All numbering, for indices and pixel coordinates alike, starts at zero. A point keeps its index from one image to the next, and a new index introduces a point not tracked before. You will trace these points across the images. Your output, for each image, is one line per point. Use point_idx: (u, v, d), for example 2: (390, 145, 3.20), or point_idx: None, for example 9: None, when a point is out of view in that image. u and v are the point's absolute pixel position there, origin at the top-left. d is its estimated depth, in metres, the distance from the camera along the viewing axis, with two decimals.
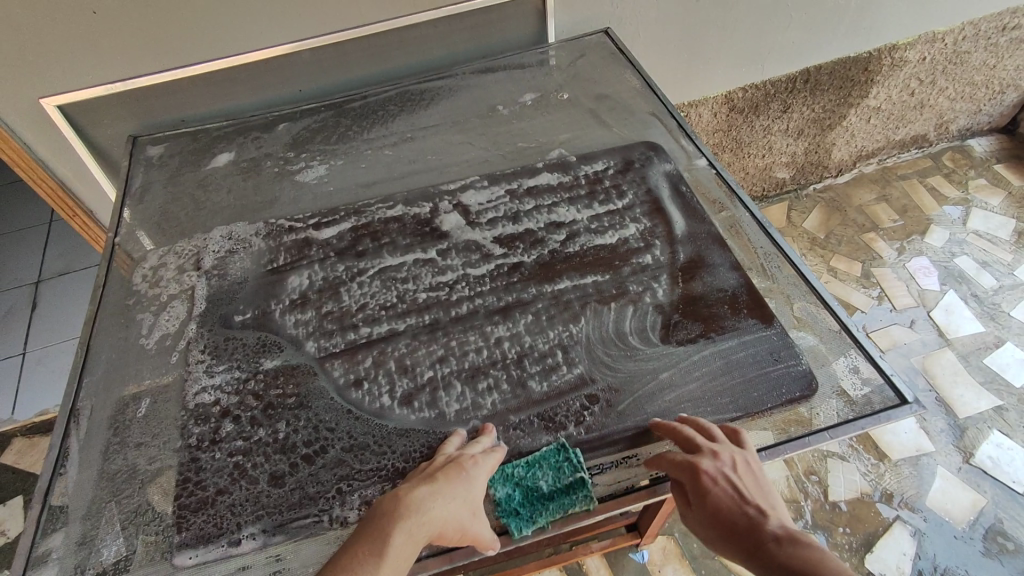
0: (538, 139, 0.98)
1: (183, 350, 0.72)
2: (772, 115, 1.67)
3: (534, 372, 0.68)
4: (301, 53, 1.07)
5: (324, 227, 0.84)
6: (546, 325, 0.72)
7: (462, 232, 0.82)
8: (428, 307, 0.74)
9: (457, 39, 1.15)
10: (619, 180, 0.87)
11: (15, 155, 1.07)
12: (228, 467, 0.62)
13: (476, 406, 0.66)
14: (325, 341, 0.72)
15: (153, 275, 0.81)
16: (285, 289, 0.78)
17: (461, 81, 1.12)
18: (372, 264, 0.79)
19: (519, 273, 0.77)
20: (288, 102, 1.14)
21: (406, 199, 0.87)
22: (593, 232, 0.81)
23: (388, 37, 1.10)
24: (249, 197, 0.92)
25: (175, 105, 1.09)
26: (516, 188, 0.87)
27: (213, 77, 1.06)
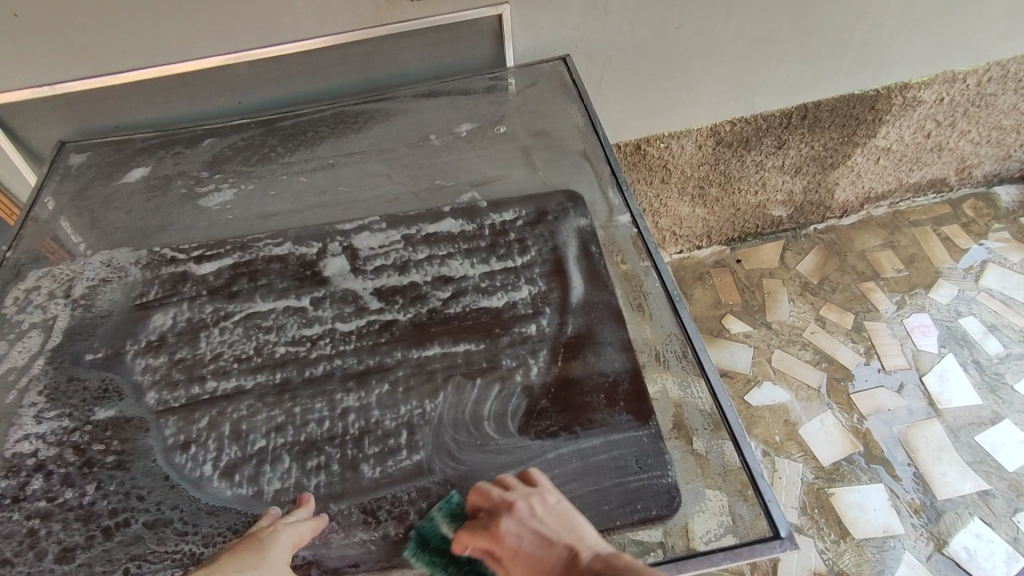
0: (458, 176, 0.90)
1: (22, 388, 0.68)
2: (765, 151, 1.55)
3: (371, 454, 0.62)
4: (235, 66, 1.02)
5: (205, 261, 0.79)
6: (400, 398, 0.66)
7: (343, 280, 0.76)
8: (282, 364, 0.69)
9: (403, 57, 1.08)
10: (527, 233, 0.80)
11: None
12: (22, 532, 0.58)
13: (300, 486, 0.61)
14: (167, 393, 0.68)
15: (23, 298, 0.77)
16: (145, 328, 0.73)
17: (400, 104, 1.05)
18: (240, 308, 0.74)
19: (389, 334, 0.71)
20: (224, 114, 1.10)
21: (296, 237, 0.81)
22: (481, 293, 0.74)
23: (328, 53, 1.05)
24: (147, 220, 0.88)
25: (106, 111, 1.05)
26: (413, 234, 0.80)
27: (141, 85, 1.02)
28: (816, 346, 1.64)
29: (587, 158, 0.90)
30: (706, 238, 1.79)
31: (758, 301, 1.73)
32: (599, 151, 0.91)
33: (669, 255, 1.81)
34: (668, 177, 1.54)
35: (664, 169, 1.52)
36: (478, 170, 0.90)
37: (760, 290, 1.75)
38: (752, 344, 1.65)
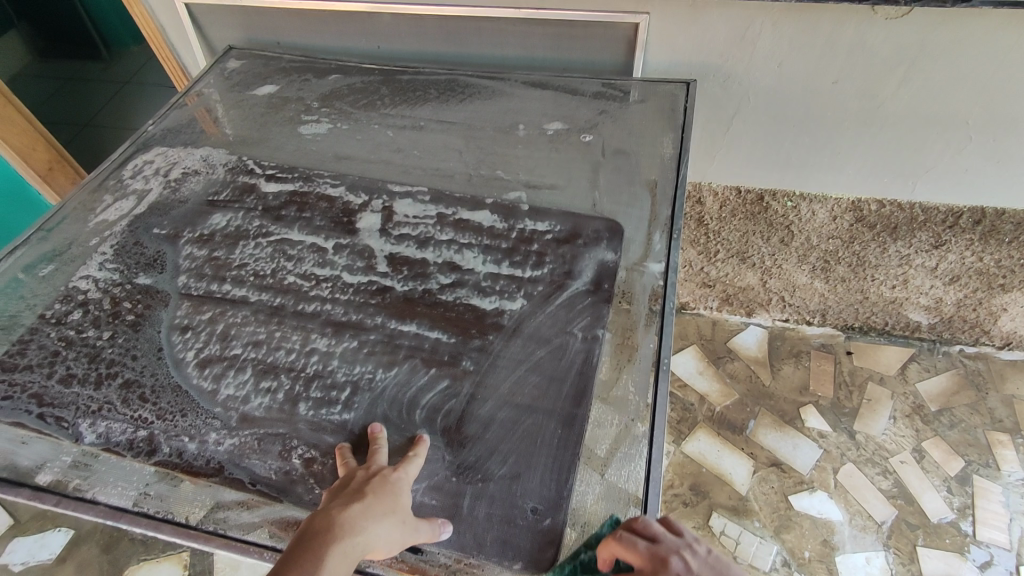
0: (521, 172, 0.90)
1: (103, 237, 0.83)
2: (917, 245, 1.33)
3: (312, 397, 0.66)
4: (382, 16, 1.11)
5: (273, 181, 0.89)
6: (361, 358, 0.69)
7: (369, 236, 0.81)
8: (285, 291, 0.76)
9: (532, 43, 1.10)
10: (550, 249, 0.78)
11: (150, 31, 1.26)
12: (48, 350, 0.71)
13: (246, 398, 0.66)
14: (194, 281, 0.78)
15: (140, 169, 0.94)
16: (205, 222, 0.84)
17: (510, 88, 1.07)
18: (277, 232, 0.82)
19: (381, 298, 0.75)
20: (365, 56, 1.19)
21: (352, 184, 0.87)
22: (478, 290, 0.75)
23: (464, 23, 1.09)
24: (255, 132, 0.99)
25: (272, 29, 1.20)
26: (448, 215, 0.83)
27: (304, 14, 1.15)
28: (899, 478, 1.40)
29: (652, 193, 0.86)
30: (820, 315, 1.59)
31: (852, 404, 1.52)
32: (669, 190, 0.86)
33: (771, 319, 1.64)
34: (791, 239, 1.40)
35: (787, 230, 1.37)
36: (542, 172, 0.90)
37: (859, 392, 1.53)
38: (823, 445, 1.46)
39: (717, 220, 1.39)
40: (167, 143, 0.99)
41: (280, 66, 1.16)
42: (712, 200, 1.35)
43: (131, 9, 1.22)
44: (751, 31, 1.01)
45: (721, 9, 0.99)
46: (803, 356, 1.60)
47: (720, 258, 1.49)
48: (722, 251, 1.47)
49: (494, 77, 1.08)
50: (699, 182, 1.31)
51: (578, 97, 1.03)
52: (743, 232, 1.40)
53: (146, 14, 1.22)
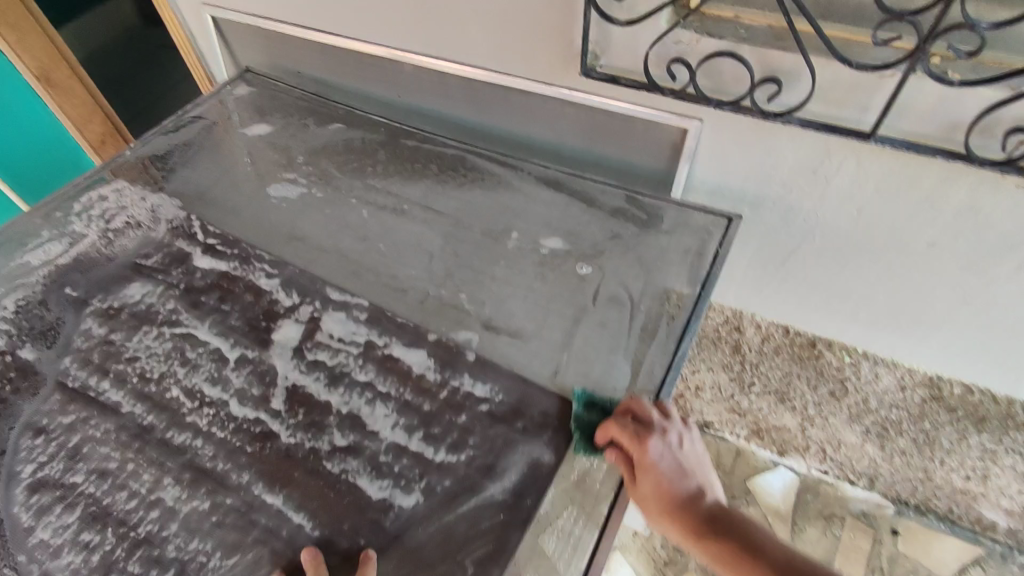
0: (488, 301, 0.74)
1: (14, 288, 0.75)
2: (1008, 445, 1.05)
3: (126, 573, 0.56)
4: (401, 66, 0.98)
5: (209, 255, 0.78)
6: (200, 530, 0.58)
7: (279, 354, 0.68)
8: (161, 408, 0.65)
9: (561, 126, 0.92)
10: (476, 425, 0.63)
11: (181, 39, 1.19)
12: None
13: (58, 551, 0.57)
14: (77, 368, 0.68)
15: (88, 203, 0.84)
16: (120, 292, 0.75)
17: (520, 180, 0.88)
18: (186, 323, 0.71)
19: (257, 448, 0.62)
20: (384, 104, 1.06)
21: (290, 279, 0.75)
22: (369, 468, 0.60)
23: (488, 91, 0.93)
24: (226, 183, 0.89)
25: (293, 56, 1.09)
26: (377, 347, 0.69)
27: (324, 48, 1.03)
28: None
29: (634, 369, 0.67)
30: (867, 477, 1.24)
31: None
32: (658, 370, 0.67)
33: (806, 465, 1.30)
34: (843, 394, 1.14)
35: (840, 383, 1.12)
36: (511, 306, 0.74)
37: None
38: None
39: (757, 352, 1.17)
40: (134, 175, 0.88)
41: (290, 95, 1.05)
42: (753, 331, 1.14)
43: (162, 15, 1.15)
44: (829, 164, 0.79)
45: (794, 133, 0.77)
46: (834, 521, 1.30)
47: (754, 390, 1.23)
48: (757, 385, 1.22)
49: (505, 157, 0.89)
50: (741, 309, 1.12)
51: (593, 209, 0.83)
52: (786, 372, 1.16)
53: (175, 20, 1.15)
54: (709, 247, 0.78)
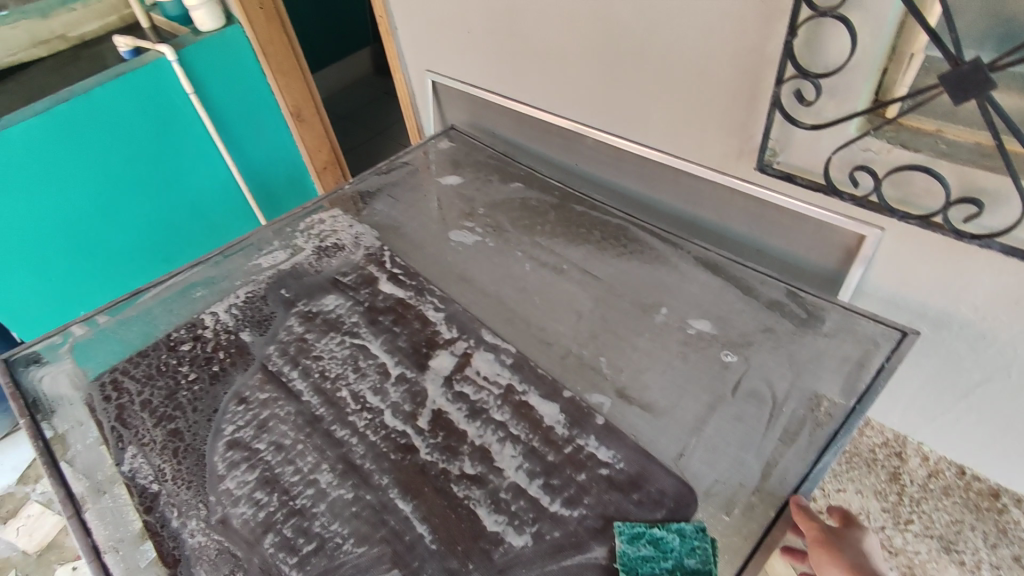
0: (626, 369, 0.78)
1: (247, 281, 0.94)
2: None
3: (281, 533, 0.66)
4: (584, 139, 1.07)
5: (392, 283, 0.91)
6: (342, 515, 0.67)
7: (433, 379, 0.78)
8: (332, 402, 0.77)
9: (730, 215, 0.94)
10: (594, 486, 0.66)
11: (403, 94, 1.42)
12: (153, 370, 0.84)
13: (237, 501, 0.69)
14: (277, 355, 0.83)
15: (310, 223, 1.03)
16: (320, 300, 0.90)
17: (680, 258, 0.91)
18: (364, 336, 0.84)
19: (399, 456, 0.71)
20: (561, 169, 1.16)
21: (452, 316, 0.85)
22: (487, 500, 0.66)
23: (662, 170, 0.98)
24: (417, 221, 1.04)
25: (492, 120, 1.24)
26: (515, 392, 0.75)
27: (520, 116, 1.17)
28: None
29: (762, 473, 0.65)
30: None
31: None
32: (791, 479, 0.65)
33: None
34: None
35: None
36: (649, 378, 0.76)
37: None
38: None
39: (920, 486, 1.03)
40: (348, 204, 1.07)
41: (483, 154, 1.19)
42: (919, 462, 1.03)
43: (393, 74, 1.39)
44: None
45: (995, 259, 0.71)
46: None
47: (911, 529, 1.02)
48: (916, 524, 1.02)
49: (668, 238, 0.94)
50: (905, 434, 1.02)
51: (749, 297, 0.84)
52: (958, 519, 1.00)
53: (403, 79, 1.39)
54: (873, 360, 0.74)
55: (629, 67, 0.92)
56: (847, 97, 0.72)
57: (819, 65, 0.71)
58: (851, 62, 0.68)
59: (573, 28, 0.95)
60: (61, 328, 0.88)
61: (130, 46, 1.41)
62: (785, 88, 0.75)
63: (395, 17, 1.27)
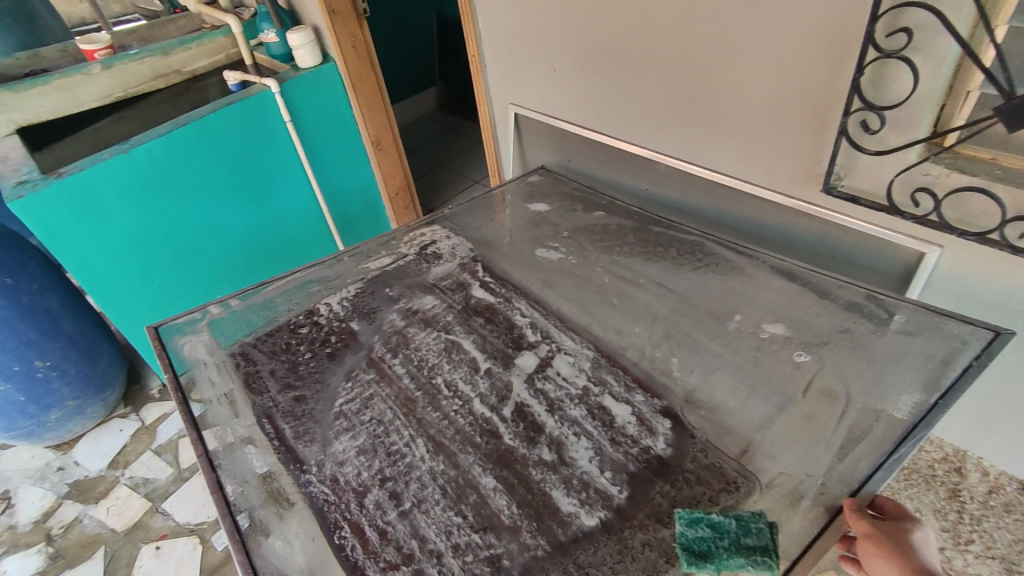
0: (697, 372, 0.89)
1: (356, 280, 1.08)
2: None
3: (385, 484, 0.78)
4: (659, 164, 1.19)
5: (480, 293, 1.05)
6: (438, 473, 0.79)
7: (516, 375, 0.90)
8: (430, 385, 0.90)
9: (796, 236, 1.04)
10: (655, 472, 0.77)
11: (485, 125, 1.58)
12: (276, 346, 0.97)
13: (348, 457, 0.81)
14: (383, 343, 0.97)
15: (413, 233, 1.17)
16: (417, 301, 1.04)
17: (754, 267, 1.01)
18: (456, 333, 0.98)
19: (488, 432, 0.83)
20: (635, 195, 1.29)
21: (535, 325, 0.99)
22: (562, 473, 0.77)
23: (733, 192, 1.09)
24: (503, 239, 1.17)
25: (570, 148, 1.38)
26: (592, 390, 0.88)
27: (597, 145, 1.30)
28: None
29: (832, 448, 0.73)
30: None
31: None
32: (864, 462, 0.71)
33: None
34: None
35: None
36: (716, 385, 0.86)
37: None
38: None
39: (981, 504, 1.06)
40: (445, 222, 1.21)
41: (564, 188, 1.30)
42: (978, 478, 1.09)
43: (479, 107, 1.55)
44: None
45: None
46: None
47: (971, 550, 1.02)
48: (977, 544, 1.03)
49: (744, 250, 1.03)
50: (965, 448, 1.10)
51: (826, 300, 0.92)
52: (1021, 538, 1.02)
53: (487, 112, 1.54)
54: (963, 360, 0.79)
55: (703, 101, 1.04)
56: (908, 127, 0.81)
57: (882, 99, 0.81)
58: (912, 96, 0.77)
59: (653, 68, 1.09)
60: (200, 306, 0.99)
61: (240, 81, 1.70)
62: (850, 118, 0.85)
63: (486, 58, 1.44)
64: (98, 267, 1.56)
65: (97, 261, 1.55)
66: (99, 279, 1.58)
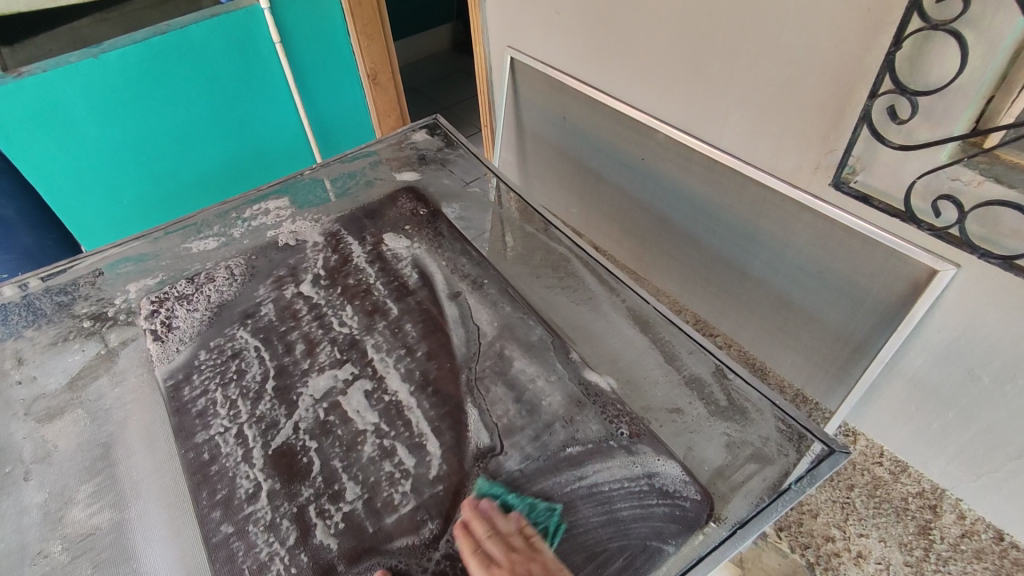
0: (497, 427, 0.69)
1: (172, 264, 0.93)
2: None
3: (84, 524, 0.65)
4: (655, 132, 1.05)
5: (303, 290, 0.86)
6: (153, 520, 0.64)
7: (301, 405, 0.72)
8: (200, 402, 0.73)
9: (792, 233, 0.92)
10: (399, 558, 0.59)
11: (480, 66, 1.42)
12: (54, 334, 0.85)
13: (63, 487, 0.68)
14: (173, 344, 0.80)
15: (259, 212, 1.00)
16: (227, 296, 0.86)
17: (608, 308, 0.82)
18: (243, 340, 0.80)
19: (231, 473, 0.67)
20: (627, 163, 1.16)
21: (347, 340, 0.79)
22: (287, 542, 0.61)
23: (731, 175, 0.96)
24: (464, 186, 1.03)
25: (564, 103, 1.24)
26: (378, 432, 0.69)
27: (594, 102, 1.16)
28: None
29: (779, 479, 0.62)
30: None
31: None
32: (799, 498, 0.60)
33: None
34: None
35: None
36: (511, 446, 0.67)
37: None
38: None
39: None
40: (297, 196, 1.03)
41: (442, 157, 1.09)
42: (953, 520, 0.94)
43: (474, 46, 1.39)
44: None
45: None
46: None
47: None
48: None
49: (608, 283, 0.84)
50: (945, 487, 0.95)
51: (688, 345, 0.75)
52: None
53: (482, 53, 1.39)
54: (781, 481, 0.62)
55: (711, 64, 0.89)
56: (942, 120, 0.68)
57: (918, 83, 0.68)
58: (953, 83, 0.64)
59: (660, 23, 0.93)
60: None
61: None
62: (877, 103, 0.72)
63: None
64: (79, 207, 1.27)
65: (76, 202, 1.26)
66: (85, 224, 1.30)
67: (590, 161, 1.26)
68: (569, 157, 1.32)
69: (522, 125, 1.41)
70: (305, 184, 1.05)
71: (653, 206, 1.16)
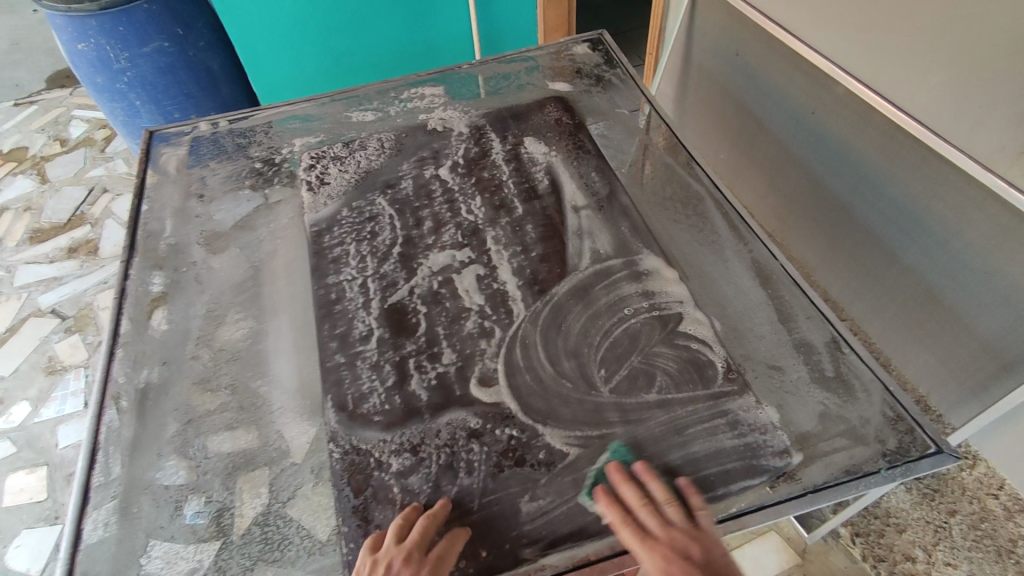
0: (590, 335, 0.71)
1: (333, 129, 1.02)
2: None
3: (232, 324, 0.77)
4: (837, 84, 0.95)
5: (441, 174, 0.91)
6: (284, 336, 0.75)
7: (420, 272, 0.79)
8: (337, 251, 0.82)
9: (969, 220, 0.81)
10: (474, 420, 0.65)
11: None
12: (231, 170, 0.98)
13: (224, 291, 0.81)
14: (324, 198, 0.90)
15: (415, 96, 1.06)
16: (374, 167, 0.93)
17: (732, 254, 0.79)
18: (382, 206, 0.87)
19: (350, 315, 0.75)
20: (795, 114, 1.07)
21: (471, 226, 0.83)
22: (385, 382, 0.68)
23: (914, 145, 0.86)
24: (616, 107, 1.01)
25: (740, 38, 1.15)
26: (480, 311, 0.74)
27: (773, 39, 1.06)
28: None
29: (868, 460, 0.59)
30: None
31: None
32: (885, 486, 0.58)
33: None
34: None
35: None
36: (599, 355, 0.69)
37: None
38: None
39: None
40: (453, 87, 1.07)
41: (600, 74, 1.07)
42: None
43: None
44: None
45: None
46: None
47: None
48: None
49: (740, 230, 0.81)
50: None
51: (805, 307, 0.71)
52: None
53: None
54: (865, 464, 0.59)
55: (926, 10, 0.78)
56: None
57: None
58: None
59: None
60: (191, 123, 1.05)
61: None
62: None
63: None
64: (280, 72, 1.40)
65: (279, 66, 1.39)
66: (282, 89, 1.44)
67: (752, 107, 1.18)
68: (731, 99, 1.23)
69: (690, 59, 1.33)
70: (463, 78, 1.09)
71: (812, 167, 1.07)
